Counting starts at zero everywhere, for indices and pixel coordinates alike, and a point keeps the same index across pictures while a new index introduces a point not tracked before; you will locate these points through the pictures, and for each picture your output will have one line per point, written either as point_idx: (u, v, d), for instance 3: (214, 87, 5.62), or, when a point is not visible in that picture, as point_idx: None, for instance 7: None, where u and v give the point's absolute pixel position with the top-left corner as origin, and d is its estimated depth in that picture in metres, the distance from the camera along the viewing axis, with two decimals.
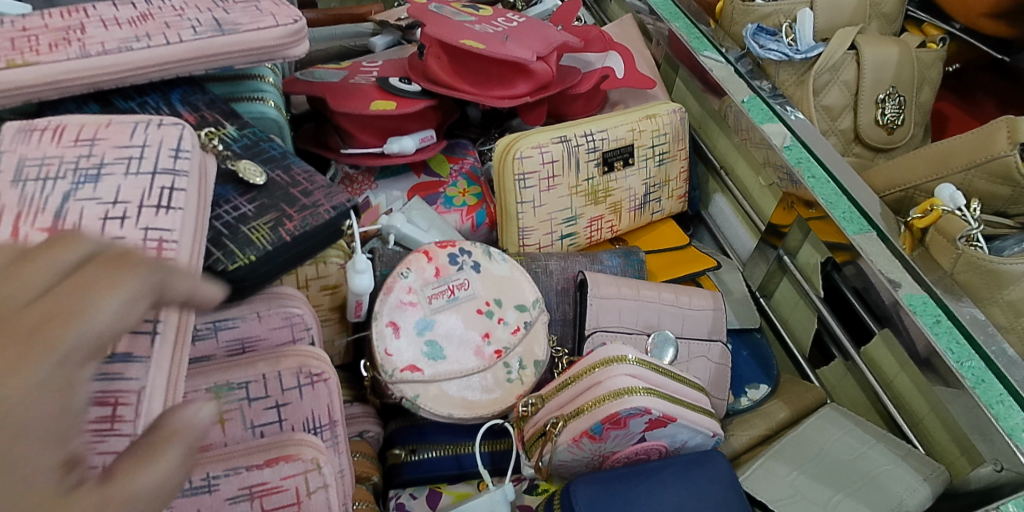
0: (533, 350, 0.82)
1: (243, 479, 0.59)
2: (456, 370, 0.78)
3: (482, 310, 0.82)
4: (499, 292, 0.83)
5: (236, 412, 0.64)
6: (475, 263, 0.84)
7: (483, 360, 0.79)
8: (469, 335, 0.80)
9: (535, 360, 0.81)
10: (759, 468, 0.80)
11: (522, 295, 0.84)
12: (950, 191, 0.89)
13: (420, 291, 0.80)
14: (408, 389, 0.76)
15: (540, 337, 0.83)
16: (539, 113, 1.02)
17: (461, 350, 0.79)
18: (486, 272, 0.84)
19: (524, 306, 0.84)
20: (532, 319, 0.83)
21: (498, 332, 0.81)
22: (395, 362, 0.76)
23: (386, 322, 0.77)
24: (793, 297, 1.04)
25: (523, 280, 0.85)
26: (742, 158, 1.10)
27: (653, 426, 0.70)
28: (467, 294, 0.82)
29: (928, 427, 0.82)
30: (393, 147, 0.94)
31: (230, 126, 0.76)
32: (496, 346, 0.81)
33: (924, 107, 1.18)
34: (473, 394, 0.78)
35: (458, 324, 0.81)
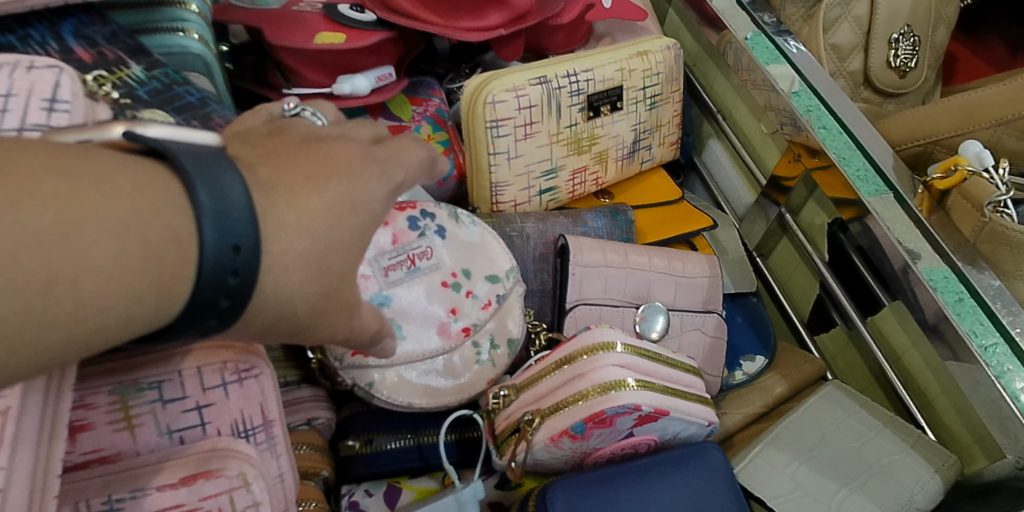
0: (506, 327, 0.72)
1: (155, 501, 0.49)
2: (418, 353, 0.68)
3: (448, 283, 0.71)
4: (468, 263, 0.73)
5: (148, 416, 0.52)
6: (440, 227, 0.73)
7: (449, 341, 0.70)
8: (432, 310, 0.70)
9: (509, 341, 0.72)
10: (755, 458, 0.71)
11: (494, 264, 0.74)
12: (977, 149, 0.79)
13: (375, 262, 0.68)
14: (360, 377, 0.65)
15: (515, 313, 0.73)
16: (515, 49, 0.89)
17: (423, 328, 0.69)
18: (453, 238, 0.73)
19: (496, 278, 0.73)
20: (506, 292, 0.73)
21: (466, 309, 0.71)
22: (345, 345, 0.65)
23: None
24: (792, 258, 0.95)
25: (495, 248, 0.74)
26: (742, 102, 0.97)
27: (642, 421, 0.61)
28: (431, 264, 0.71)
29: (939, 410, 0.75)
30: (344, 88, 0.80)
31: (135, 66, 0.62)
32: (464, 324, 0.71)
33: (937, 49, 1.05)
34: (437, 381, 0.69)
35: (420, 298, 0.69)
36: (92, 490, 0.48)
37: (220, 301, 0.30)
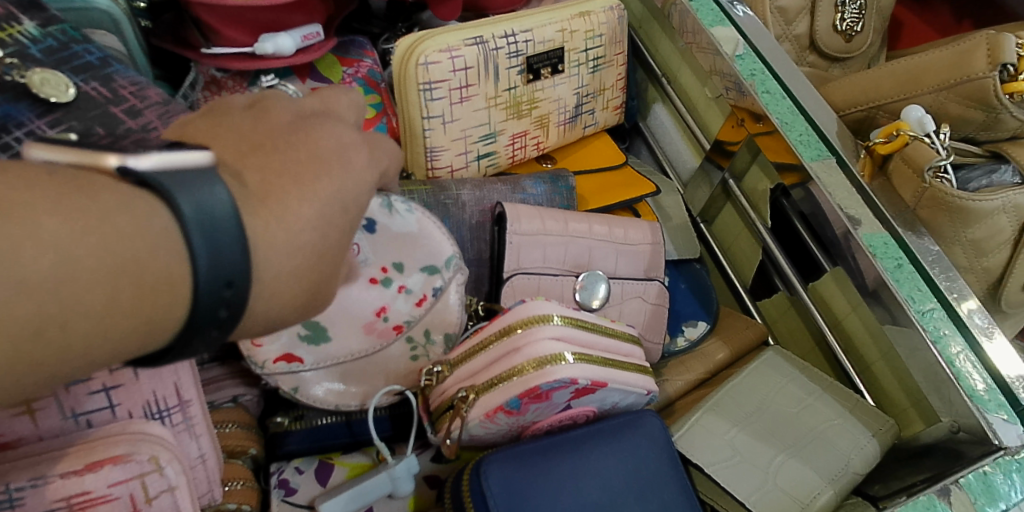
0: (441, 321, 0.69)
1: (57, 489, 0.46)
2: (345, 355, 0.66)
3: (378, 281, 0.67)
4: (400, 257, 0.68)
5: (50, 399, 0.49)
6: (370, 221, 0.66)
7: (378, 341, 0.67)
8: (360, 311, 0.66)
9: (444, 334, 0.69)
10: (695, 426, 0.71)
11: (430, 254, 0.69)
12: (918, 114, 0.77)
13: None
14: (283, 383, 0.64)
15: (454, 304, 0.70)
16: (453, 7, 0.85)
17: (350, 331, 0.66)
18: (384, 229, 0.67)
19: (432, 271, 0.69)
20: (442, 286, 0.69)
21: (398, 307, 0.68)
22: (266, 356, 0.63)
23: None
24: (735, 225, 0.95)
25: (432, 239, 0.69)
26: (686, 65, 0.94)
27: (579, 394, 0.60)
28: (359, 262, 0.66)
29: (876, 374, 0.76)
30: (266, 47, 0.76)
31: (29, 22, 0.56)
32: (395, 323, 0.67)
33: (884, 12, 1.05)
34: (368, 378, 0.67)
35: (346, 300, 0.65)
36: None
37: (218, 316, 0.32)
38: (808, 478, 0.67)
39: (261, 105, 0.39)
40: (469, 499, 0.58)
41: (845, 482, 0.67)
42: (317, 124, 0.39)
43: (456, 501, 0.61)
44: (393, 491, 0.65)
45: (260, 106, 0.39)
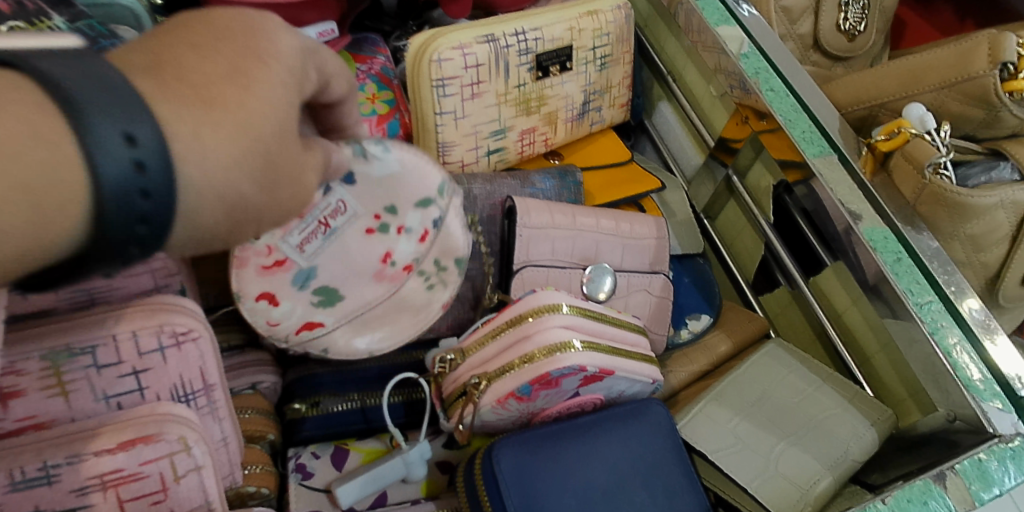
0: (449, 248, 0.70)
1: (91, 467, 0.48)
2: (363, 310, 0.68)
3: (375, 228, 0.65)
4: (392, 201, 0.64)
5: (83, 382, 0.51)
6: (350, 178, 0.58)
7: (392, 287, 0.69)
8: (365, 264, 0.66)
9: (453, 262, 0.71)
10: (698, 414, 0.73)
11: (424, 187, 0.64)
12: (920, 112, 0.78)
13: (283, 243, 0.59)
14: (309, 349, 0.66)
15: (456, 225, 0.69)
16: (464, 6, 0.87)
17: (361, 284, 0.67)
18: (368, 179, 0.60)
19: (428, 204, 0.66)
20: (443, 213, 0.67)
21: (401, 247, 0.67)
22: (286, 334, 0.64)
23: (253, 294, 0.61)
24: (737, 221, 0.97)
25: (425, 176, 0.63)
26: (692, 64, 0.96)
27: (588, 381, 0.62)
28: (348, 217, 0.62)
29: (875, 365, 0.78)
30: None
31: (58, 19, 0.58)
32: (404, 264, 0.69)
33: (886, 12, 1.07)
34: (391, 322, 0.70)
35: (349, 256, 0.65)
36: (26, 457, 0.47)
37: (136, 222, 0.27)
38: (807, 464, 0.69)
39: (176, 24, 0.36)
40: (482, 483, 0.60)
41: (843, 469, 0.69)
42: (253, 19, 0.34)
43: (470, 485, 0.62)
44: (407, 475, 0.67)
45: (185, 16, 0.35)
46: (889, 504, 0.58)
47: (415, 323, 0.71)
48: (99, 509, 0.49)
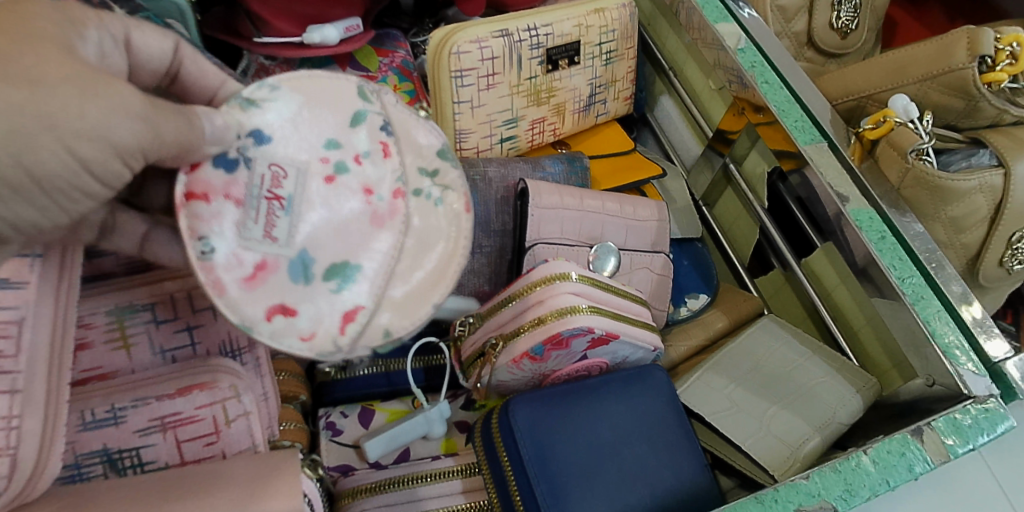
0: (421, 147, 0.57)
1: (154, 409, 0.55)
2: (388, 263, 0.52)
3: (332, 171, 0.50)
4: (324, 131, 0.50)
5: (143, 335, 0.57)
6: (256, 131, 0.47)
7: (399, 224, 0.53)
8: (354, 217, 0.51)
9: (438, 160, 0.57)
10: (696, 381, 0.80)
11: (346, 101, 0.52)
12: (904, 102, 0.84)
13: (250, 241, 0.46)
14: (370, 341, 0.51)
15: (408, 121, 0.56)
16: (479, 4, 0.94)
17: (364, 243, 0.51)
18: (277, 125, 0.48)
19: (364, 118, 0.52)
20: (387, 119, 0.55)
21: (375, 174, 0.52)
22: (331, 339, 0.49)
23: (259, 316, 0.46)
24: (734, 207, 1.03)
25: (332, 88, 0.51)
26: (693, 59, 1.02)
27: (595, 344, 0.68)
28: (295, 175, 0.48)
29: (862, 338, 0.83)
30: (314, 37, 0.84)
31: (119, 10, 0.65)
32: (392, 189, 0.53)
33: (878, 12, 1.13)
34: (422, 263, 0.54)
35: (329, 217, 0.50)
36: (96, 400, 0.54)
37: None
38: (796, 425, 0.75)
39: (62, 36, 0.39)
40: (498, 436, 0.66)
41: (831, 430, 0.75)
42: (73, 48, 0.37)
43: (486, 439, 0.68)
44: (427, 433, 0.73)
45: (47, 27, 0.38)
46: (870, 454, 0.63)
47: (448, 248, 0.56)
48: (159, 448, 0.55)
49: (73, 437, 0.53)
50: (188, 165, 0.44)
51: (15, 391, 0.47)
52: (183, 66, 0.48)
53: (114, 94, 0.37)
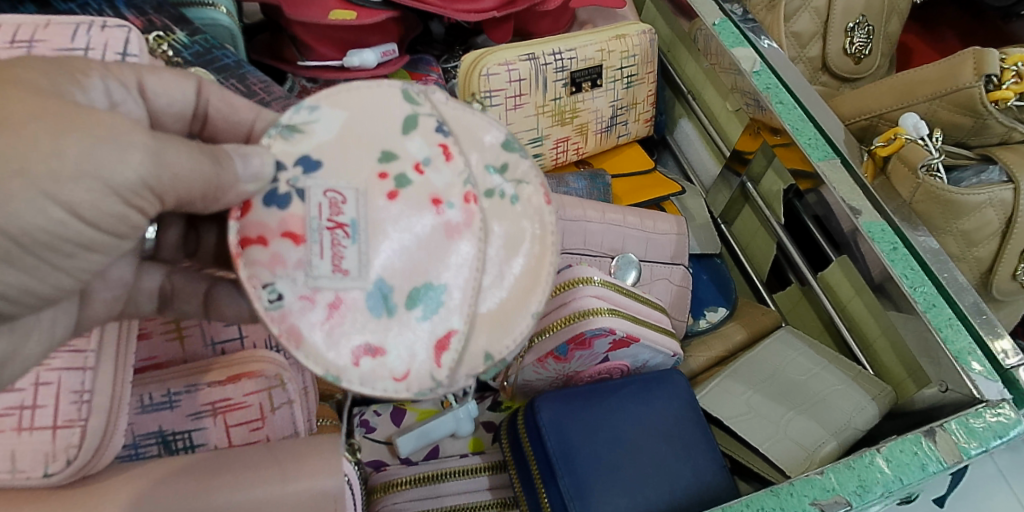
0: (484, 141, 0.54)
1: (205, 395, 0.59)
2: (477, 278, 0.50)
3: (393, 185, 0.49)
4: (377, 144, 0.50)
5: (196, 328, 0.63)
6: (302, 160, 0.48)
7: (477, 230, 0.50)
8: (427, 232, 0.49)
9: (505, 152, 0.54)
10: (714, 387, 0.83)
11: (392, 111, 0.51)
12: (914, 119, 0.88)
13: (316, 279, 0.46)
14: (472, 366, 0.49)
15: (465, 114, 0.54)
16: (506, 31, 0.99)
17: (442, 259, 0.49)
18: (322, 150, 0.48)
19: (416, 122, 0.51)
20: (441, 117, 0.53)
21: (440, 179, 0.50)
22: (426, 374, 0.47)
23: (346, 361, 0.46)
24: (752, 224, 1.06)
25: (374, 96, 0.51)
26: (710, 83, 1.06)
27: (617, 346, 0.72)
28: (354, 199, 0.48)
29: (877, 350, 0.85)
30: (353, 61, 0.91)
31: (180, 32, 0.72)
32: (462, 193, 0.51)
33: (890, 38, 1.17)
34: (513, 267, 0.51)
35: (402, 237, 0.48)
36: (153, 386, 0.59)
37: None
38: (813, 430, 0.77)
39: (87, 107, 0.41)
40: (526, 433, 0.70)
41: (847, 435, 0.77)
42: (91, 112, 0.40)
43: (513, 439, 0.72)
44: (455, 431, 0.77)
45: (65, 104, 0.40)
46: (883, 453, 0.66)
47: (537, 253, 0.52)
48: (209, 432, 0.60)
49: (132, 419, 0.58)
50: (236, 208, 0.46)
51: (87, 367, 0.53)
52: (208, 106, 0.54)
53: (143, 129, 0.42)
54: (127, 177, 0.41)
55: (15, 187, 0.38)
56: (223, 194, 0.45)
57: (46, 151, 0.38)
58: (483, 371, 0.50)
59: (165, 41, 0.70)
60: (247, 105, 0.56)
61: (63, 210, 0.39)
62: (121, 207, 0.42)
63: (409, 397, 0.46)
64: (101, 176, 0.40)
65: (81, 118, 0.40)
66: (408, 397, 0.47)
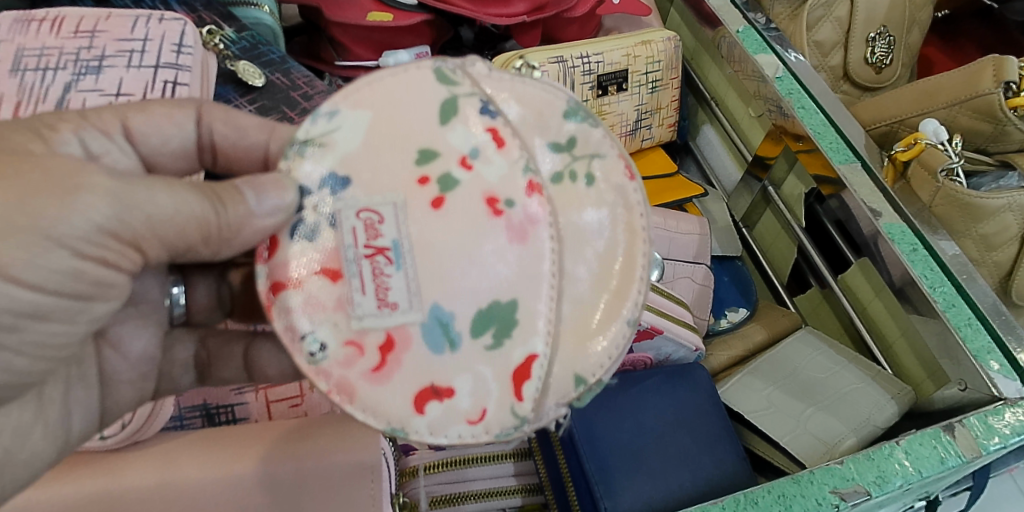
0: (544, 116, 0.53)
1: None
2: (556, 286, 0.50)
3: (438, 192, 0.50)
4: (413, 144, 0.50)
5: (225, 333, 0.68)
6: (329, 180, 0.50)
7: (547, 229, 0.50)
8: (483, 239, 0.49)
9: (568, 125, 0.53)
10: (736, 383, 0.86)
11: (430, 101, 0.51)
12: (933, 126, 0.91)
13: (359, 317, 0.49)
14: (560, 391, 0.50)
15: (519, 85, 0.53)
16: (533, 37, 1.02)
17: (500, 266, 0.49)
18: (348, 168, 0.50)
19: (456, 105, 0.51)
20: (483, 92, 0.52)
21: (492, 173, 0.51)
22: (502, 411, 0.49)
23: (411, 410, 0.48)
24: (774, 228, 1.07)
25: (402, 83, 0.51)
26: (734, 90, 1.08)
27: (640, 336, 0.75)
28: (392, 218, 0.49)
29: (897, 352, 0.86)
30: (388, 61, 0.93)
31: (228, 29, 0.76)
32: (525, 184, 0.51)
33: (911, 49, 1.18)
34: (589, 260, 0.51)
35: (456, 255, 0.49)
36: None
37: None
38: (833, 425, 0.79)
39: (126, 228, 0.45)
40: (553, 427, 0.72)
41: (867, 431, 0.78)
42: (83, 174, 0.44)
43: (548, 449, 0.73)
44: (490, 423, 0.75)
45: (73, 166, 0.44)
46: (902, 446, 0.68)
47: (623, 250, 0.51)
48: (251, 405, 0.65)
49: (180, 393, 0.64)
50: (264, 250, 0.50)
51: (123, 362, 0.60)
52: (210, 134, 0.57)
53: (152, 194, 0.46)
54: (117, 211, 0.45)
55: (25, 240, 0.42)
56: (240, 231, 0.48)
57: (60, 194, 0.43)
58: (575, 396, 0.50)
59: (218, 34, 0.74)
60: (257, 126, 0.58)
61: (50, 261, 0.43)
62: (101, 249, 0.45)
63: (488, 439, 0.48)
64: (76, 227, 0.43)
65: (95, 178, 0.44)
66: (487, 438, 0.49)
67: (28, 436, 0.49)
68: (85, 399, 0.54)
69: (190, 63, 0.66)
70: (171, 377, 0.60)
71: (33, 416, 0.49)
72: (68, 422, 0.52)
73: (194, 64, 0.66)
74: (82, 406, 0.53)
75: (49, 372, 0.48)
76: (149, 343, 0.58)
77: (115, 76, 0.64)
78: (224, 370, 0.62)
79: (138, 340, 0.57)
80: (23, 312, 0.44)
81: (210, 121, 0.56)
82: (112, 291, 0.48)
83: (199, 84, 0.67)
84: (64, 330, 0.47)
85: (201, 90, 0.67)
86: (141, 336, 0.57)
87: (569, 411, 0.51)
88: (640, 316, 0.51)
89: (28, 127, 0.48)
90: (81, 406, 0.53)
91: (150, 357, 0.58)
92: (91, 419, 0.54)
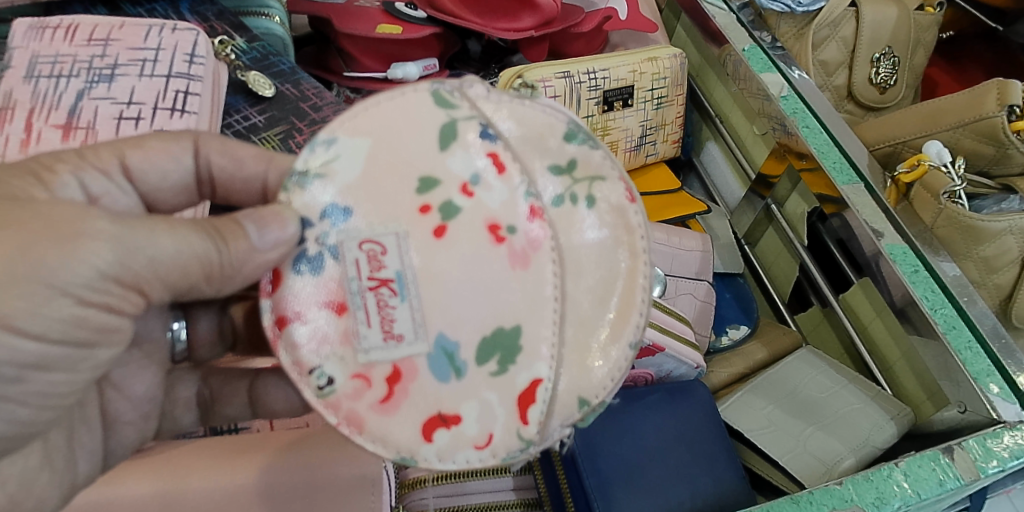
0: (546, 140, 0.52)
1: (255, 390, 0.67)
2: (559, 311, 0.50)
3: (440, 220, 0.50)
4: (414, 171, 0.50)
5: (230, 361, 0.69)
6: (327, 212, 0.50)
7: (549, 253, 0.51)
8: (486, 266, 0.50)
9: (569, 146, 0.52)
10: (737, 402, 0.86)
11: (428, 127, 0.51)
12: (937, 148, 0.92)
13: (366, 348, 0.49)
14: (566, 413, 0.50)
15: (519, 107, 0.52)
16: (541, 51, 1.02)
17: (502, 292, 0.50)
18: (346, 199, 0.50)
19: (455, 130, 0.51)
20: (482, 116, 0.52)
21: (493, 200, 0.51)
22: (509, 436, 0.49)
23: (419, 439, 0.49)
24: (776, 245, 1.07)
25: (398, 108, 0.51)
26: (739, 108, 1.09)
27: (643, 353, 0.75)
28: (395, 249, 0.50)
29: (896, 372, 0.86)
30: (397, 73, 0.95)
31: (240, 39, 0.77)
32: (526, 210, 0.51)
33: (915, 70, 1.18)
34: (594, 284, 0.51)
35: (457, 283, 0.50)
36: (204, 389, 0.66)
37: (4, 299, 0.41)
38: (832, 445, 0.79)
39: (130, 274, 0.45)
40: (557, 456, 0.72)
41: (865, 452, 0.78)
42: (84, 218, 0.44)
43: (551, 476, 0.73)
44: None
45: (76, 211, 0.44)
46: (901, 467, 0.68)
47: (624, 274, 0.51)
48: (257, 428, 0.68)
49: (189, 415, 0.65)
50: (268, 284, 0.50)
51: None
52: (208, 162, 0.57)
53: (152, 234, 0.46)
54: (118, 255, 0.45)
55: (27, 290, 0.42)
56: (242, 267, 0.48)
57: (60, 242, 0.43)
58: (579, 417, 0.51)
59: (230, 44, 0.75)
60: (253, 157, 0.58)
61: (55, 309, 0.43)
62: (103, 295, 0.45)
63: (495, 463, 0.49)
64: (82, 276, 0.43)
65: (95, 221, 0.44)
66: (494, 462, 0.50)
67: (33, 482, 0.50)
68: (86, 437, 0.54)
69: (202, 74, 0.67)
70: (173, 416, 0.61)
71: (38, 463, 0.50)
72: (69, 460, 0.53)
73: (205, 74, 0.67)
74: (85, 449, 0.54)
75: (52, 422, 0.49)
76: (149, 380, 0.58)
77: (127, 85, 0.64)
78: (228, 407, 0.63)
79: (138, 380, 0.57)
80: (27, 363, 0.44)
81: (207, 153, 0.57)
82: (113, 336, 0.48)
83: (208, 94, 0.67)
84: (67, 378, 0.47)
85: (210, 99, 0.68)
86: (142, 375, 0.58)
87: (573, 431, 0.52)
88: (642, 338, 0.51)
89: (28, 170, 0.48)
90: (84, 446, 0.54)
91: (150, 397, 0.59)
92: (95, 461, 0.55)
